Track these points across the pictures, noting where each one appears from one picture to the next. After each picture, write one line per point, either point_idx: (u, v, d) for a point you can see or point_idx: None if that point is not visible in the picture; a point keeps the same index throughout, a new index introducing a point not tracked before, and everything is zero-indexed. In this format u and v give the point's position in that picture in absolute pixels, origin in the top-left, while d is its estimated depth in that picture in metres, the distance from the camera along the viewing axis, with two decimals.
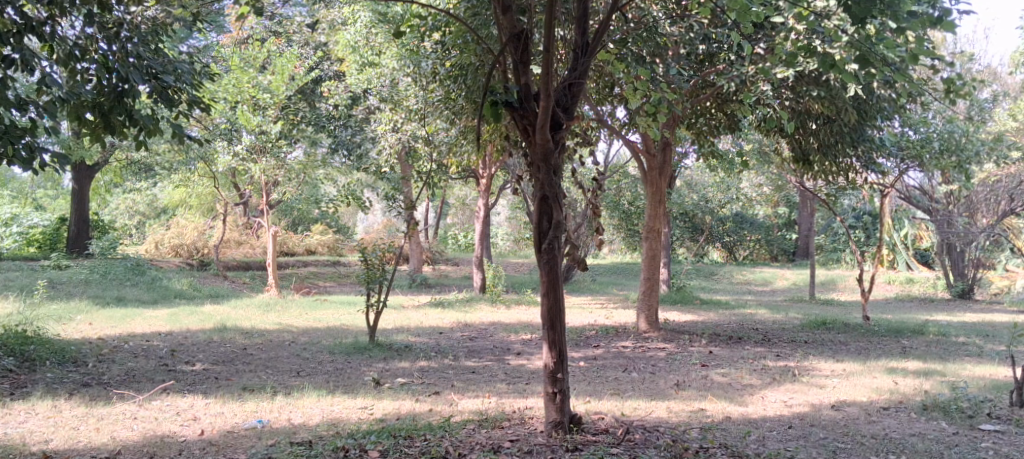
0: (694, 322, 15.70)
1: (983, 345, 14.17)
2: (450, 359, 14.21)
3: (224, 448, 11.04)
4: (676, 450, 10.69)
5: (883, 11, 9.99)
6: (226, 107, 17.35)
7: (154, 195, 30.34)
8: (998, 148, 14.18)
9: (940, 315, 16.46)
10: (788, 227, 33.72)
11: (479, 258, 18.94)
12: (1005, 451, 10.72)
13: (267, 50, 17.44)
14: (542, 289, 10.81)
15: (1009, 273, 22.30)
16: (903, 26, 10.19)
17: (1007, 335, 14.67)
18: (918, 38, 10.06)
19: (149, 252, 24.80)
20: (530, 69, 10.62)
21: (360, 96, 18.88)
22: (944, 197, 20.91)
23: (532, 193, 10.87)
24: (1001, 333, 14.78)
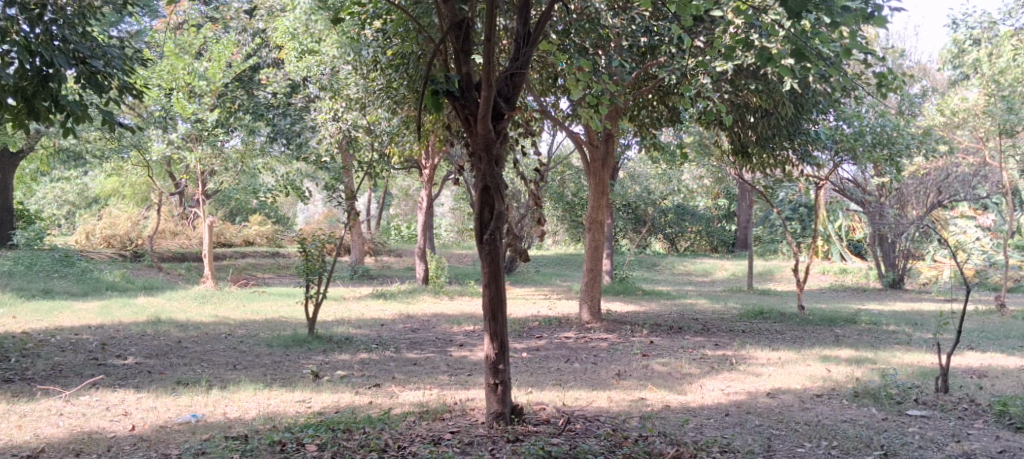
0: (635, 313, 15.83)
1: (912, 333, 14.60)
2: (391, 351, 14.08)
3: (156, 443, 10.79)
4: (616, 439, 10.82)
5: (817, 6, 10.31)
6: (160, 95, 16.96)
7: (84, 185, 29.47)
8: (927, 142, 14.62)
9: (873, 304, 16.91)
10: (728, 218, 34.23)
11: (422, 248, 18.74)
12: (930, 436, 11.13)
13: (202, 36, 16.97)
14: (485, 281, 10.85)
15: (936, 263, 23.02)
16: (837, 21, 10.57)
17: (935, 324, 15.15)
18: (852, 33, 10.46)
19: (79, 243, 24.11)
20: (471, 58, 10.68)
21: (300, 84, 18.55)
22: (877, 189, 21.37)
23: (473, 183, 10.91)
24: (930, 322, 15.25)
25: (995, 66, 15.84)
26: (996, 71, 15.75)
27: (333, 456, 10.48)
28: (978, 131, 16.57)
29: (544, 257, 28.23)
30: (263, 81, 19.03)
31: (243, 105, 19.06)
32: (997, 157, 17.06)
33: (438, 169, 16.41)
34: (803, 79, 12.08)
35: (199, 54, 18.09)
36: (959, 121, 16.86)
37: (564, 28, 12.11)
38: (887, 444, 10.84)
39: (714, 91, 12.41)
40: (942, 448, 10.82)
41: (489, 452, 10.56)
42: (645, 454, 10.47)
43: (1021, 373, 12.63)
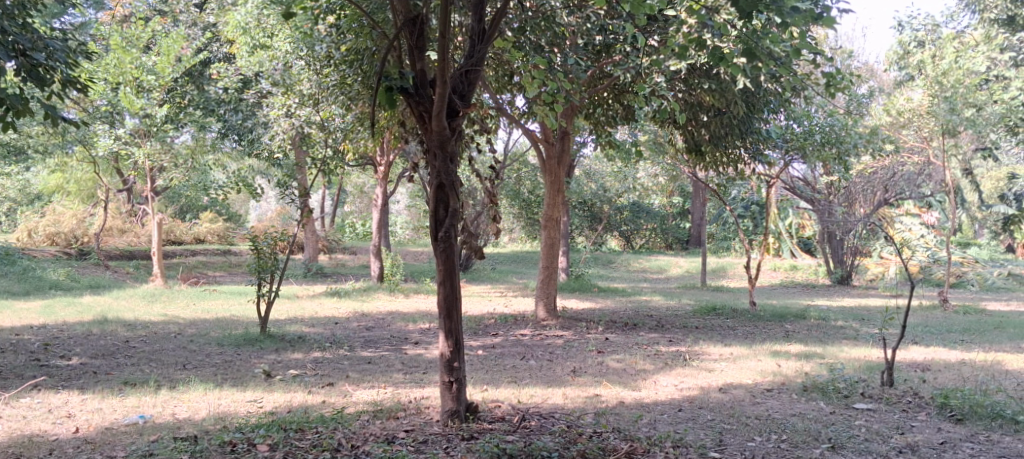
0: (591, 310, 15.91)
1: (859, 328, 14.92)
2: (346, 350, 13.96)
3: (101, 445, 10.57)
4: (571, 435, 10.87)
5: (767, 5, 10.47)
6: (106, 90, 16.58)
7: (26, 180, 28.71)
8: (874, 142, 14.92)
9: (822, 300, 17.25)
10: (683, 216, 34.61)
11: (377, 246, 18.59)
12: (876, 428, 11.39)
13: (151, 30, 16.73)
14: (439, 279, 10.83)
15: (882, 260, 23.51)
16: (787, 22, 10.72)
17: (881, 319, 15.49)
18: (802, 33, 10.64)
19: (21, 241, 23.46)
20: (425, 54, 10.64)
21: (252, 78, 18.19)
22: (825, 187, 21.77)
23: (428, 180, 10.87)
24: (876, 317, 15.60)
25: (938, 67, 16.33)
26: (939, 72, 16.30)
27: (286, 456, 10.36)
28: (922, 130, 16.95)
29: (501, 254, 28.25)
30: (214, 76, 18.76)
31: (193, 100, 18.56)
32: (940, 157, 17.36)
33: (393, 165, 16.32)
34: (755, 78, 12.28)
35: (148, 48, 17.87)
36: (904, 122, 17.19)
37: (519, 25, 12.14)
38: (834, 437, 11.08)
39: (668, 90, 12.55)
40: (886, 440, 11.09)
41: (444, 450, 10.54)
42: (599, 450, 10.53)
43: (962, 367, 12.98)
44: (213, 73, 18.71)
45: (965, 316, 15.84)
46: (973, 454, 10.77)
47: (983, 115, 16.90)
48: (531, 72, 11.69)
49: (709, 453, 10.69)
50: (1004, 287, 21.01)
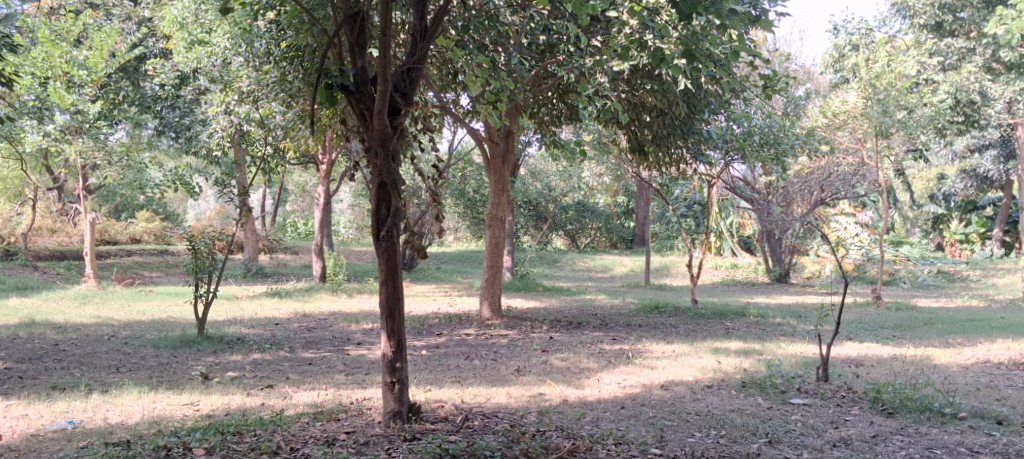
0: (535, 309, 15.96)
1: (796, 325, 15.24)
2: (286, 351, 13.73)
3: (27, 453, 10.22)
4: (514, 434, 10.85)
5: (707, 8, 10.54)
6: (34, 85, 15.91)
7: None
8: (812, 143, 15.20)
9: (761, 298, 17.59)
10: (627, 215, 34.92)
11: (319, 246, 18.35)
12: (811, 423, 11.65)
13: (81, 23, 16.31)
14: (381, 278, 10.70)
15: (819, 259, 24.06)
16: (725, 24, 10.82)
17: (817, 316, 15.85)
18: (740, 37, 10.72)
19: None
20: (366, 51, 10.50)
21: (189, 75, 17.95)
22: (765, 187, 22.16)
23: (369, 180, 10.75)
24: (813, 314, 15.95)
25: (871, 71, 16.73)
26: (872, 75, 16.73)
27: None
28: (856, 132, 17.34)
29: (444, 253, 28.23)
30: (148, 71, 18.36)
31: (128, 97, 18.57)
32: (874, 158, 17.75)
33: (334, 163, 16.12)
34: (696, 80, 12.48)
35: (77, 42, 17.31)
36: (839, 124, 17.64)
37: (462, 24, 12.10)
38: (771, 432, 11.30)
39: (611, 90, 12.67)
40: (821, 435, 11.35)
41: (385, 451, 10.42)
42: (542, 448, 10.53)
43: (893, 362, 13.36)
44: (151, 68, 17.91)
45: (897, 312, 16.33)
46: (903, 445, 11.09)
47: (914, 118, 17.51)
48: (474, 70, 11.61)
49: (651, 450, 10.80)
50: (934, 283, 21.59)
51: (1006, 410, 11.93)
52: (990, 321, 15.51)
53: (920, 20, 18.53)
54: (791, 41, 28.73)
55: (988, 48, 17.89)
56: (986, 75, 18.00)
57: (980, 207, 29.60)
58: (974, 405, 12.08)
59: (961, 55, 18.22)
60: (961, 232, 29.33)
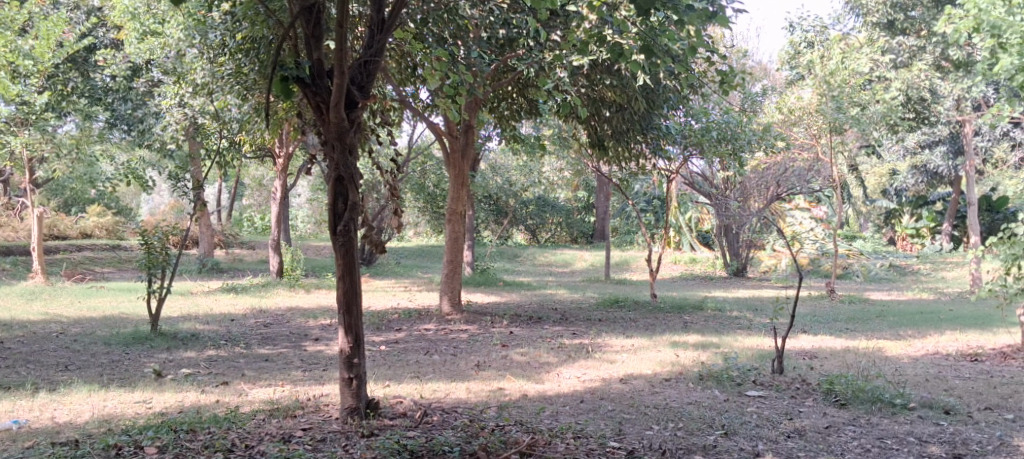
0: (496, 304, 15.98)
1: (753, 318, 15.44)
2: (242, 347, 13.55)
3: None
4: (473, 429, 10.80)
5: (665, 5, 10.53)
6: None
7: None
8: (768, 138, 15.35)
9: (718, 292, 17.81)
10: (587, 210, 35.09)
11: (275, 240, 18.11)
12: (767, 414, 11.79)
13: (28, 12, 15.48)
14: (338, 274, 10.57)
15: (775, 253, 24.60)
16: (683, 20, 10.80)
17: (773, 309, 16.09)
18: (698, 32, 10.71)
19: None
20: (322, 44, 10.31)
21: (142, 67, 17.64)
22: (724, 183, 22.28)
23: (326, 173, 10.59)
24: (769, 308, 16.19)
25: (826, 67, 17.25)
26: (827, 72, 17.24)
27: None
28: (811, 128, 18.05)
29: (404, 248, 28.17)
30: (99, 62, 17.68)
31: (78, 88, 17.89)
32: (828, 154, 18.50)
33: (291, 157, 15.94)
34: (655, 75, 12.55)
35: (22, 30, 16.66)
36: (795, 120, 18.32)
37: (421, 17, 12.00)
38: (727, 423, 11.42)
39: (570, 84, 12.65)
40: (776, 426, 11.48)
41: (343, 448, 10.32)
42: (501, 443, 10.47)
43: (846, 354, 13.60)
44: (100, 60, 18.00)
45: (850, 305, 16.64)
46: (855, 436, 11.27)
47: (867, 115, 17.75)
48: (433, 64, 11.53)
49: (610, 443, 10.83)
50: (885, 277, 22.28)
51: (953, 400, 12.20)
52: (939, 313, 15.86)
53: (872, 19, 18.07)
54: (747, 37, 29.03)
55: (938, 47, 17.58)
56: (935, 72, 17.68)
57: (930, 202, 30.03)
58: (922, 396, 12.34)
59: (912, 53, 17.91)
60: (912, 227, 29.94)
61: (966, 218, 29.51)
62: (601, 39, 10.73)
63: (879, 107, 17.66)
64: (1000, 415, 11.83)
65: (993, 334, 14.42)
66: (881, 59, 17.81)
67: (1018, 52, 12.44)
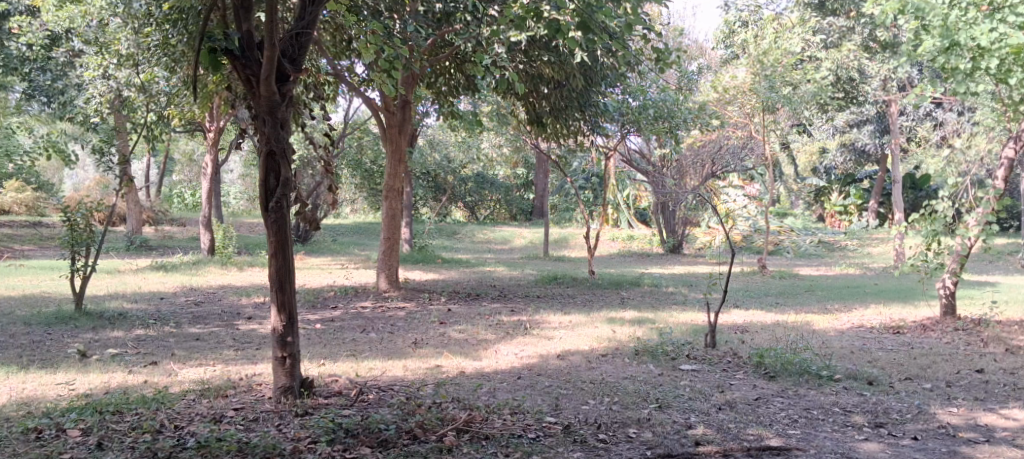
0: (433, 280, 16.00)
1: (688, 293, 15.74)
2: (172, 326, 13.26)
3: None
4: (409, 407, 10.68)
5: None
6: None
7: None
8: (703, 116, 15.55)
9: (655, 268, 18.13)
10: (526, 187, 35.28)
11: (206, 218, 17.86)
12: (700, 387, 11.98)
13: None
14: (271, 251, 10.26)
15: (710, 230, 25.25)
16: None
17: (707, 284, 16.44)
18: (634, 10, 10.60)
19: None
20: (251, 15, 9.96)
21: (60, 36, 16.67)
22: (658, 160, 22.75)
23: (256, 148, 10.25)
24: (703, 283, 16.52)
25: (759, 47, 17.71)
26: (760, 52, 17.68)
27: (101, 441, 9.70)
28: (744, 106, 18.52)
29: (339, 225, 28.00)
30: (12, 29, 16.47)
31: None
32: (760, 132, 18.92)
33: (222, 132, 15.74)
34: (592, 53, 12.52)
35: None
36: (729, 98, 18.64)
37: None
38: (661, 397, 11.55)
39: (509, 60, 12.60)
40: (708, 398, 11.65)
41: (276, 427, 10.10)
42: (438, 420, 10.38)
43: (776, 328, 13.96)
44: (14, 26, 16.34)
45: (780, 280, 17.11)
46: (783, 407, 11.51)
47: (798, 94, 18.22)
48: (367, 38, 11.32)
49: (546, 419, 10.85)
50: (814, 253, 22.98)
51: (876, 371, 12.58)
52: (865, 287, 16.44)
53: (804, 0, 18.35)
54: (683, 16, 29.46)
55: (867, 28, 18.08)
56: (862, 54, 18.29)
57: (858, 180, 31.13)
58: (848, 367, 12.71)
59: (841, 34, 18.33)
60: (840, 204, 30.83)
61: (892, 195, 30.67)
62: (538, 14, 10.67)
63: (810, 87, 18.11)
64: (919, 385, 12.23)
65: (915, 307, 14.99)
66: (812, 39, 18.13)
67: (941, 35, 12.82)
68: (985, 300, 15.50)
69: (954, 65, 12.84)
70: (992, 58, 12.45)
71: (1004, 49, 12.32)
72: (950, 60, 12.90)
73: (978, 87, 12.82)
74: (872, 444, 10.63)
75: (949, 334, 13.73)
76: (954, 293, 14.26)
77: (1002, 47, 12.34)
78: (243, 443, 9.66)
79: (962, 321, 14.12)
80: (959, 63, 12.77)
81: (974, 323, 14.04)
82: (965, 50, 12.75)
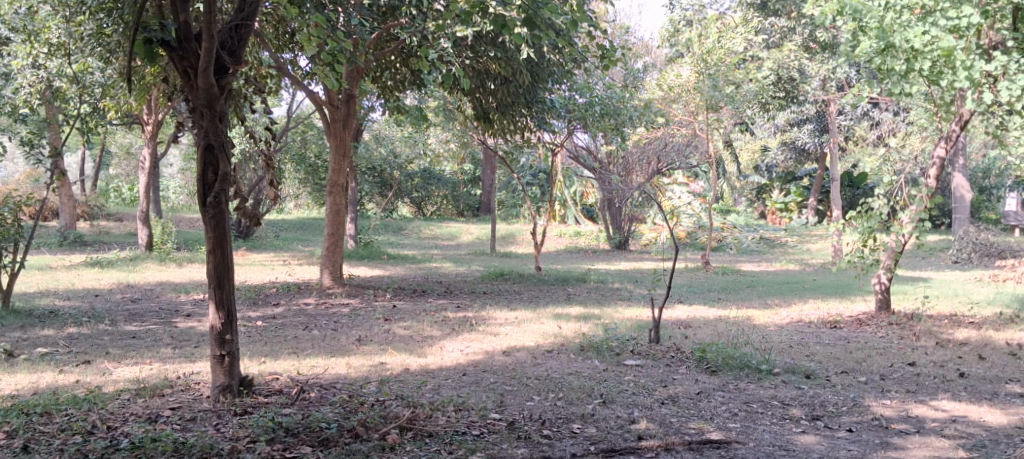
0: (379, 277, 15.89)
1: (633, 289, 15.86)
2: (106, 324, 12.90)
3: None
4: (352, 405, 10.46)
5: None
6: None
7: None
8: (648, 114, 15.73)
9: (600, 264, 18.28)
10: (473, 183, 35.25)
11: (144, 213, 17.64)
12: (644, 382, 12.00)
13: None
14: (208, 247, 9.94)
15: (655, 226, 25.69)
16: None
17: (651, 280, 16.59)
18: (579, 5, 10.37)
19: None
20: (189, 5, 9.61)
21: None
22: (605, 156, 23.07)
23: (194, 141, 9.91)
24: (648, 279, 16.68)
25: (703, 46, 18.16)
26: (704, 50, 18.10)
27: (27, 443, 9.36)
28: (690, 105, 18.88)
29: (283, 220, 27.84)
30: None
31: None
32: (705, 130, 19.14)
33: (162, 125, 16.19)
34: (538, 49, 12.57)
35: None
36: (675, 96, 19.09)
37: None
38: (606, 393, 11.50)
39: (455, 56, 12.48)
40: (652, 393, 11.66)
41: (214, 427, 9.80)
42: (380, 417, 10.18)
43: (718, 323, 14.17)
44: None
45: (723, 275, 17.39)
46: (723, 401, 11.56)
47: (740, 93, 18.56)
48: (311, 30, 11.08)
49: (490, 415, 10.73)
50: (755, 250, 23.47)
51: (813, 365, 12.79)
52: (803, 283, 16.78)
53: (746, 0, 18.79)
54: (628, 14, 29.63)
55: (807, 28, 18.45)
56: (803, 54, 18.60)
57: (798, 178, 31.97)
58: (786, 361, 12.90)
59: (782, 34, 18.83)
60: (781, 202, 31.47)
61: (830, 193, 31.46)
62: (482, 9, 10.35)
63: (752, 86, 18.54)
64: (854, 378, 12.46)
65: (851, 302, 15.34)
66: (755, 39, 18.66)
67: (876, 36, 12.96)
68: (918, 295, 15.96)
69: (889, 67, 13.07)
70: (924, 60, 12.74)
71: (936, 52, 12.61)
72: (886, 61, 13.08)
73: (911, 89, 13.05)
74: (809, 436, 10.73)
75: (882, 328, 14.08)
76: (888, 288, 14.65)
77: (933, 50, 12.63)
78: (179, 443, 9.35)
79: (895, 315, 14.51)
80: (895, 64, 12.94)
81: (906, 318, 14.44)
82: (900, 52, 12.90)
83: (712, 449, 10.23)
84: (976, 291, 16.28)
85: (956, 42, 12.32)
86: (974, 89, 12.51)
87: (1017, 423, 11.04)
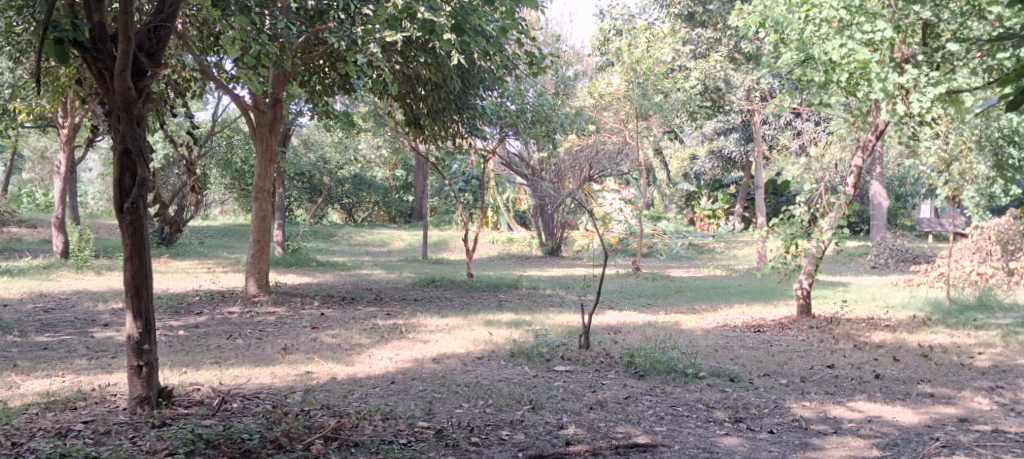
0: (307, 284, 15.60)
1: (564, 296, 15.89)
2: (16, 335, 12.31)
3: None
4: (275, 415, 10.11)
5: None
6: None
7: None
8: (579, 121, 15.78)
9: (532, 270, 18.35)
10: (405, 189, 34.93)
11: (59, 219, 16.98)
12: (573, 387, 11.94)
13: None
14: (125, 254, 9.41)
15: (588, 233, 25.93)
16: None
17: (582, 286, 16.65)
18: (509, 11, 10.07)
19: None
20: (104, 4, 9.12)
21: None
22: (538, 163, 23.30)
23: (108, 145, 9.38)
24: (579, 285, 16.77)
25: (632, 55, 18.27)
26: (633, 60, 18.26)
27: None
28: (619, 113, 19.06)
29: (207, 226, 27.33)
30: None
31: None
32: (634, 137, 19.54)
33: (78, 127, 15.55)
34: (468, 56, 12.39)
35: None
36: (604, 105, 19.19)
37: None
38: (535, 399, 11.40)
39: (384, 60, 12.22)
40: (581, 398, 11.61)
41: (130, 440, 9.37)
42: (305, 428, 9.87)
43: (646, 328, 14.33)
44: None
45: (653, 281, 17.60)
46: (651, 405, 11.57)
47: (669, 101, 18.88)
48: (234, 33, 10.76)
49: (419, 423, 10.51)
50: (685, 256, 23.98)
51: (737, 368, 12.95)
52: (730, 288, 17.11)
53: (674, 11, 19.52)
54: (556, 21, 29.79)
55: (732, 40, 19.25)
56: (728, 65, 19.44)
57: (725, 186, 32.63)
58: (712, 365, 13.05)
59: (709, 45, 19.59)
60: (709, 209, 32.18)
61: (755, 201, 32.43)
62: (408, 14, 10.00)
63: (680, 95, 18.85)
64: (776, 380, 12.66)
65: (775, 306, 15.68)
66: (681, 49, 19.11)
67: (797, 48, 13.17)
68: (839, 299, 16.43)
69: (809, 78, 13.16)
70: (842, 72, 12.92)
71: (853, 64, 12.82)
72: (807, 73, 13.21)
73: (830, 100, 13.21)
74: (732, 438, 10.81)
75: (804, 332, 14.41)
76: (810, 293, 15.03)
77: (850, 62, 12.74)
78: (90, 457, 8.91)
79: (816, 319, 14.87)
80: (814, 76, 13.13)
81: (826, 321, 14.82)
82: (819, 64, 13.04)
83: (638, 452, 10.21)
84: (893, 296, 16.85)
85: (870, 56, 12.51)
86: (887, 101, 12.63)
87: (928, 421, 11.29)
